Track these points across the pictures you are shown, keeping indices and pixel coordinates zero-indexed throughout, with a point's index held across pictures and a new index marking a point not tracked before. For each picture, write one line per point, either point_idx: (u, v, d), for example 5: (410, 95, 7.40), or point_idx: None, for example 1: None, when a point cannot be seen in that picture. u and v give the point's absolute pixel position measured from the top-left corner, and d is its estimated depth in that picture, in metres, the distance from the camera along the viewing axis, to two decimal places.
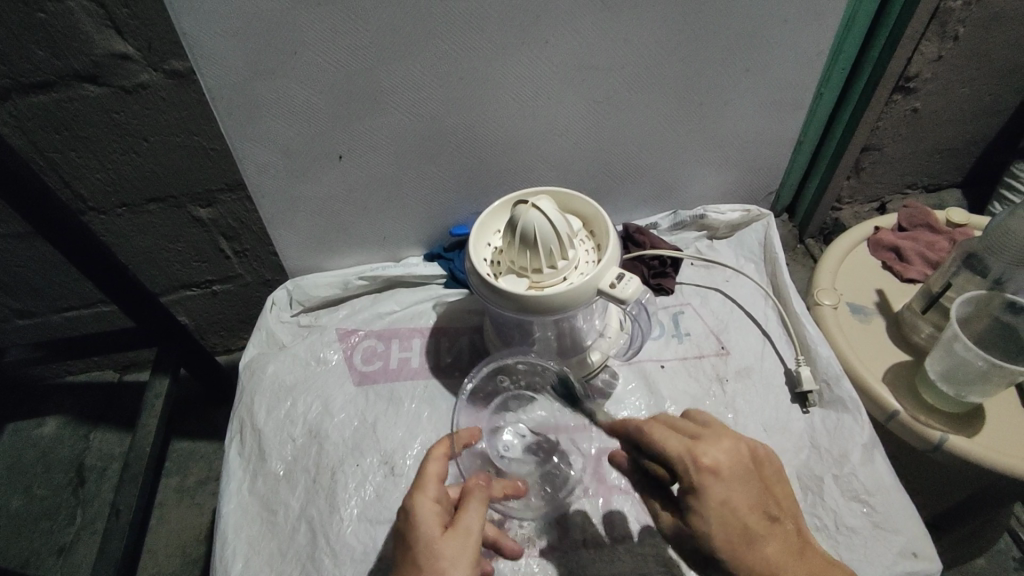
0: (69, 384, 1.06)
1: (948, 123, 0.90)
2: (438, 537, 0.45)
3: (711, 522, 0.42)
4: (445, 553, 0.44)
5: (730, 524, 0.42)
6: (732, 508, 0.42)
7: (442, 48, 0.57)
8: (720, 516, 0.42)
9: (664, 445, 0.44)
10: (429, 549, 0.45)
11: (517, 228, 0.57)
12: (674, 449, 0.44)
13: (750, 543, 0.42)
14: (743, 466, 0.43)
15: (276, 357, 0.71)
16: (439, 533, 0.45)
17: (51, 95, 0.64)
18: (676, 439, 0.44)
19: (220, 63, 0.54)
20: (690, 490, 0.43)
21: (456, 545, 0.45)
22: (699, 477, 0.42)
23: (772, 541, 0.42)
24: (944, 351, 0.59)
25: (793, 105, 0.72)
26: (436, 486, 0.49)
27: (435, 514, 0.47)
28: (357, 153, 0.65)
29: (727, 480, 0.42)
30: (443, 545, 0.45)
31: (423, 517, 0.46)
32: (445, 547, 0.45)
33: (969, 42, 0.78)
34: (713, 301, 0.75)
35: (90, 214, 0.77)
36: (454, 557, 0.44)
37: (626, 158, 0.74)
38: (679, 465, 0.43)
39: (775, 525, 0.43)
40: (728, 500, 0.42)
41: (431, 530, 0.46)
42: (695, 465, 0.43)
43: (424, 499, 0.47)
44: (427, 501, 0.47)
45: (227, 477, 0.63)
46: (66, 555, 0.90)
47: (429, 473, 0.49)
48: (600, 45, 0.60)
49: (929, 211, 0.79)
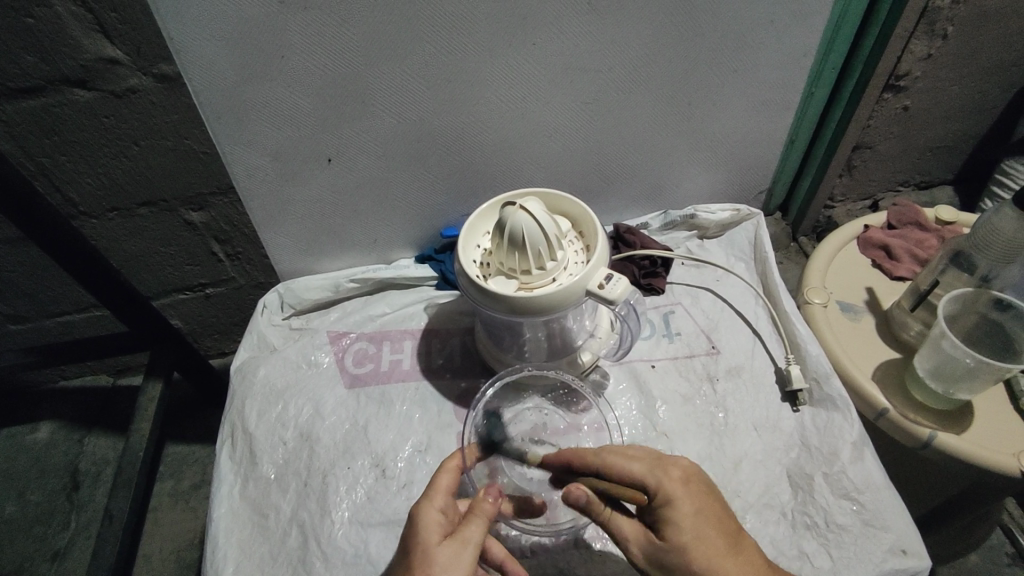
0: (63, 388, 1.06)
1: (938, 121, 0.90)
2: (437, 543, 0.46)
3: (686, 534, 0.44)
4: (440, 559, 0.45)
5: (703, 539, 0.44)
6: (703, 519, 0.45)
7: (430, 51, 0.57)
8: (695, 525, 0.45)
9: (628, 464, 0.48)
10: (425, 553, 0.45)
11: (505, 230, 0.57)
12: (641, 467, 0.48)
13: (723, 557, 0.44)
14: (704, 481, 0.48)
15: (267, 360, 0.71)
16: (438, 540, 0.46)
17: (40, 100, 0.64)
18: (642, 459, 0.49)
19: (207, 67, 0.54)
20: (661, 503, 0.46)
21: (453, 551, 0.45)
22: (672, 485, 0.46)
23: (741, 560, 0.44)
24: (932, 349, 0.59)
25: (782, 104, 0.72)
26: (443, 498, 0.50)
27: (437, 521, 0.47)
28: (346, 156, 0.65)
29: (694, 490, 0.46)
30: (438, 552, 0.45)
31: (424, 524, 0.47)
32: (441, 554, 0.45)
33: (957, 40, 0.78)
34: (704, 301, 0.75)
35: (81, 219, 0.77)
36: (448, 564, 0.45)
37: (617, 159, 0.74)
38: (649, 480, 0.47)
39: (740, 542, 0.45)
40: (699, 509, 0.45)
41: (431, 536, 0.46)
42: (664, 475, 0.47)
43: (429, 507, 0.48)
44: (432, 510, 0.48)
45: (218, 481, 0.63)
46: (60, 560, 0.90)
47: (440, 485, 0.51)
48: (588, 46, 0.60)
49: (918, 209, 0.79)
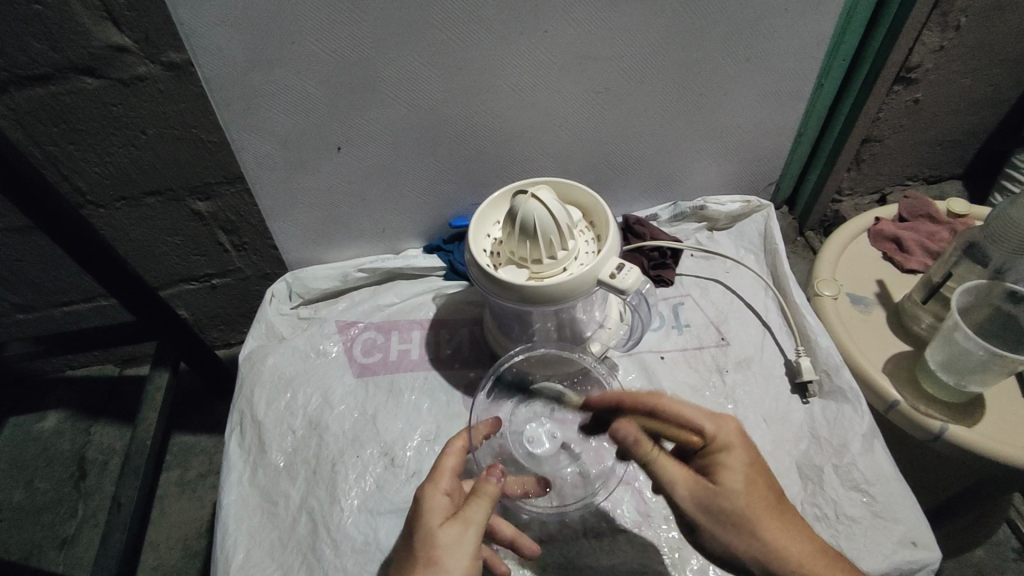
0: (70, 378, 1.07)
1: (949, 114, 0.90)
2: (439, 525, 0.46)
3: (741, 483, 0.46)
4: (442, 540, 0.45)
5: (754, 490, 0.46)
6: (755, 473, 0.47)
7: (441, 39, 0.57)
8: (748, 475, 0.46)
9: (686, 411, 0.49)
10: (428, 535, 0.45)
11: (517, 219, 0.57)
12: (700, 416, 0.49)
13: (771, 514, 0.46)
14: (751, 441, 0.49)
15: (276, 349, 0.71)
16: (440, 522, 0.46)
17: (48, 88, 0.63)
18: (698, 410, 0.49)
19: (218, 54, 0.54)
20: (720, 452, 0.47)
21: (455, 532, 0.45)
22: (728, 438, 0.48)
23: (784, 519, 0.46)
24: (944, 340, 0.58)
25: (794, 95, 0.72)
26: (449, 480, 0.50)
27: (441, 505, 0.47)
28: (355, 144, 0.65)
29: (746, 443, 0.48)
30: (440, 532, 0.45)
31: (429, 508, 0.47)
32: (443, 535, 0.45)
33: (971, 32, 0.77)
34: (713, 293, 0.75)
35: (89, 208, 0.76)
36: (451, 546, 0.45)
37: (626, 150, 0.73)
38: (707, 429, 0.48)
39: (783, 505, 0.47)
40: (752, 465, 0.47)
41: (433, 519, 0.46)
42: (722, 427, 0.48)
43: (434, 490, 0.49)
44: (437, 493, 0.48)
45: (227, 468, 0.63)
46: (68, 548, 0.90)
47: (445, 467, 0.51)
48: (600, 34, 0.60)
49: (930, 202, 0.79)
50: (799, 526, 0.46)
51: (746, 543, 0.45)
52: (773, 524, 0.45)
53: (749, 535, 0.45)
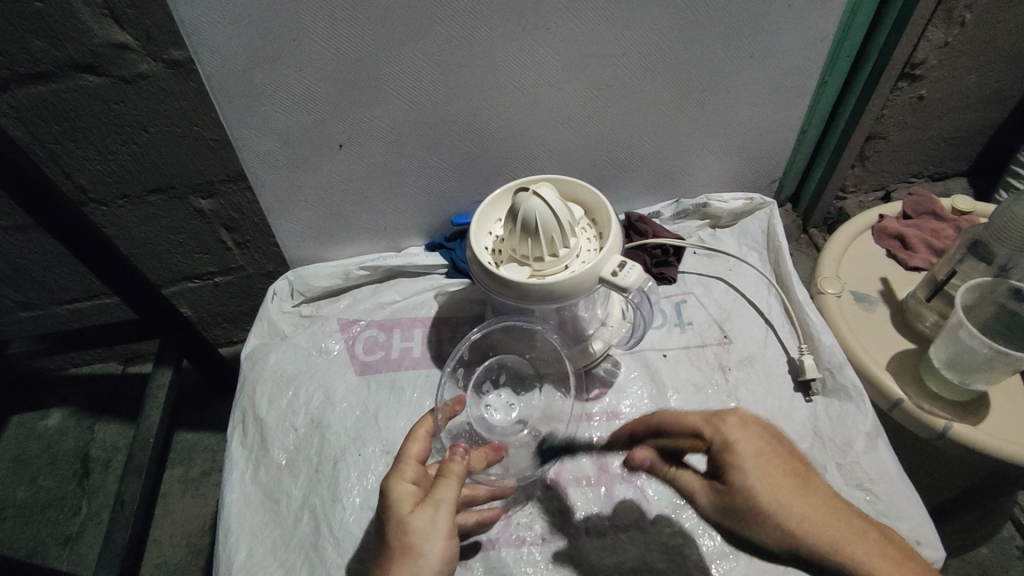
0: (74, 376, 1.07)
1: (954, 111, 0.89)
2: (410, 511, 0.46)
3: (752, 474, 0.46)
4: (415, 526, 0.45)
5: (768, 480, 0.45)
6: (768, 459, 0.46)
7: (442, 35, 0.56)
8: (759, 465, 0.46)
9: (687, 416, 0.50)
10: (401, 522, 0.45)
11: (518, 216, 0.57)
12: (699, 419, 0.49)
13: (791, 496, 0.45)
14: (766, 427, 0.48)
15: (278, 347, 0.71)
16: (410, 508, 0.46)
17: (50, 85, 0.63)
18: (698, 412, 0.50)
19: (218, 51, 0.54)
20: (724, 450, 0.47)
21: (427, 515, 0.45)
22: (730, 431, 0.47)
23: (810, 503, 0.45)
24: (949, 338, 0.58)
25: (797, 91, 0.71)
26: (414, 466, 0.50)
27: (409, 491, 0.47)
28: (357, 141, 0.64)
29: (755, 435, 0.47)
30: (412, 518, 0.45)
31: (398, 495, 0.47)
32: (414, 520, 0.45)
33: (977, 27, 0.76)
34: (715, 291, 0.75)
35: (91, 206, 0.77)
36: (424, 529, 0.45)
37: (628, 148, 0.73)
38: (706, 430, 0.48)
39: (809, 480, 0.46)
40: (762, 452, 0.46)
41: (404, 506, 0.46)
42: (721, 425, 0.48)
43: (399, 478, 0.48)
44: (404, 480, 0.48)
45: (230, 466, 0.63)
46: (72, 545, 0.91)
47: (409, 454, 0.51)
48: (602, 31, 0.59)
49: (934, 199, 0.78)
50: (824, 495, 0.46)
51: (773, 536, 0.45)
52: (795, 504, 0.45)
53: (771, 526, 0.45)
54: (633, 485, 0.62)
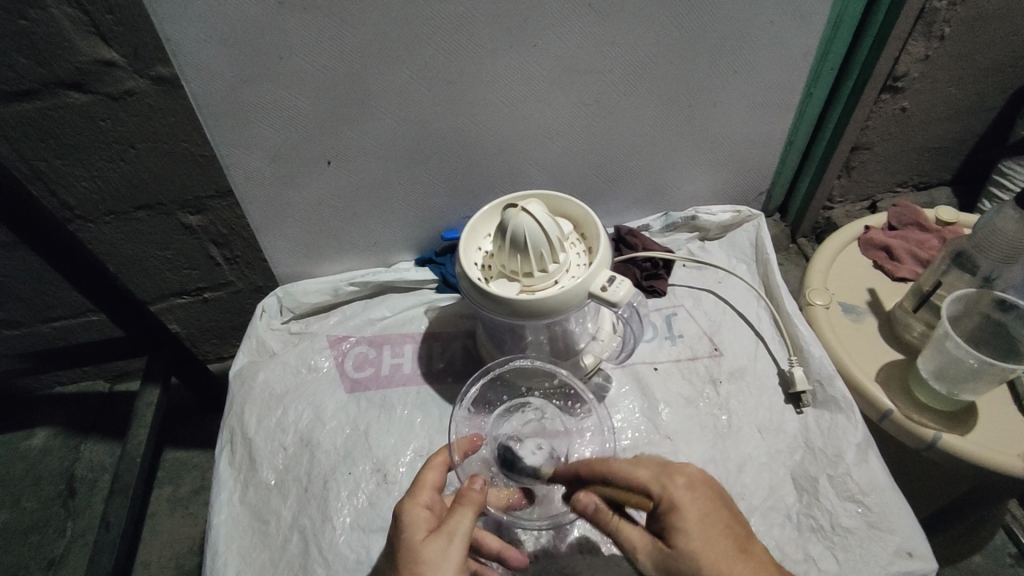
0: (60, 395, 1.05)
1: (937, 122, 0.90)
2: (422, 541, 0.45)
3: (696, 539, 0.42)
4: (426, 555, 0.44)
5: (714, 547, 0.42)
6: (711, 522, 0.43)
7: (430, 52, 0.57)
8: (703, 528, 0.43)
9: (632, 471, 0.47)
10: (412, 550, 0.44)
11: (507, 232, 0.57)
12: (644, 475, 0.46)
13: (733, 563, 0.41)
14: (711, 486, 0.46)
15: (267, 365, 0.70)
16: (423, 537, 0.45)
17: (35, 103, 0.63)
18: (646, 466, 0.47)
19: (205, 69, 0.54)
20: (667, 512, 0.44)
21: (439, 547, 0.44)
22: (678, 492, 0.44)
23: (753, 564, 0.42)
24: (935, 349, 0.59)
25: (782, 105, 0.72)
26: (429, 492, 0.49)
27: (422, 518, 0.47)
28: (346, 158, 0.64)
29: (701, 498, 0.45)
30: (424, 549, 0.44)
31: (410, 521, 0.46)
32: (426, 551, 0.44)
33: (956, 40, 0.78)
34: (705, 303, 0.75)
35: (76, 223, 0.76)
36: (435, 560, 0.44)
37: (617, 162, 0.74)
38: (654, 488, 0.45)
39: (750, 547, 0.43)
40: (707, 516, 0.44)
41: (416, 532, 0.46)
42: (669, 484, 0.45)
43: (414, 503, 0.48)
44: (417, 505, 0.48)
45: (217, 487, 0.62)
46: (56, 568, 0.89)
47: (426, 481, 0.50)
48: (589, 48, 0.60)
49: (918, 210, 0.79)
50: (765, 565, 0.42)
51: None
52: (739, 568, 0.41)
53: None
54: None
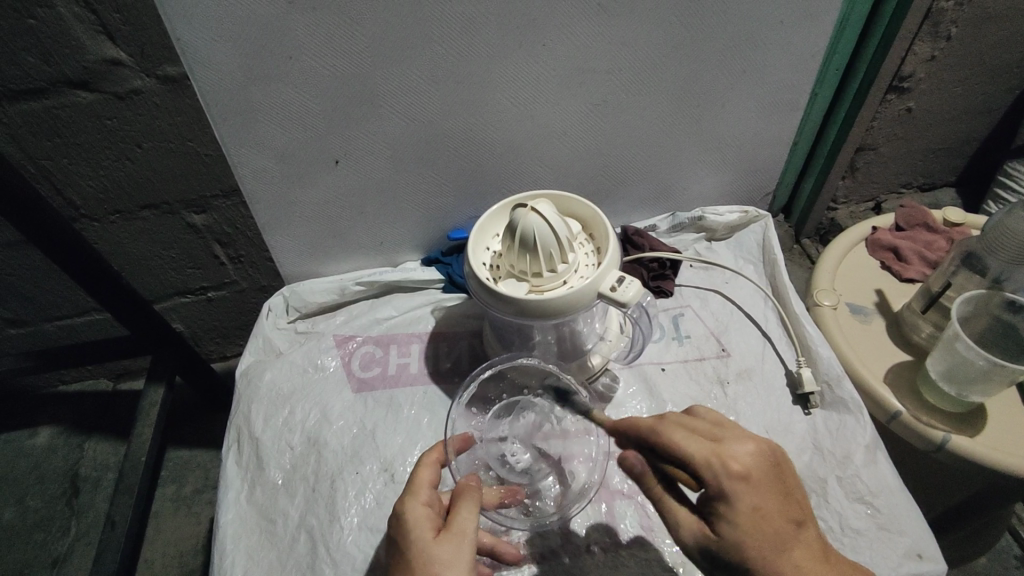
0: (64, 393, 1.05)
1: (944, 123, 0.90)
2: (432, 541, 0.45)
3: (742, 533, 0.41)
4: (440, 557, 0.43)
5: (765, 537, 0.40)
6: (763, 513, 0.41)
7: (439, 51, 0.57)
8: (756, 524, 0.40)
9: (683, 447, 0.42)
10: (423, 551, 0.44)
11: (516, 232, 0.57)
12: (697, 453, 0.42)
13: (784, 555, 0.40)
14: (766, 472, 0.42)
15: (273, 365, 0.70)
16: (431, 537, 0.45)
17: (41, 102, 0.63)
18: (698, 443, 0.42)
19: (214, 69, 0.54)
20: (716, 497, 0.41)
21: (450, 546, 0.44)
22: (730, 484, 0.41)
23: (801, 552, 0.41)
24: (946, 350, 0.58)
25: (789, 105, 0.72)
26: (427, 490, 0.49)
27: (427, 516, 0.46)
28: (353, 157, 0.64)
29: (754, 487, 0.41)
30: (435, 549, 0.44)
31: (416, 521, 0.46)
32: (438, 550, 0.44)
33: (963, 42, 0.78)
34: (712, 303, 0.75)
35: (82, 221, 0.76)
36: (449, 559, 0.43)
37: (624, 162, 0.73)
38: (705, 473, 0.41)
39: (800, 531, 0.42)
40: (759, 508, 0.41)
41: (424, 533, 0.45)
42: (721, 472, 0.41)
43: (415, 501, 0.48)
44: (418, 504, 0.47)
45: (224, 487, 0.62)
46: (60, 567, 0.89)
47: (423, 478, 0.50)
48: (597, 47, 0.60)
49: (926, 211, 0.79)
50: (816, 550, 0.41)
51: None
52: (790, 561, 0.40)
53: None
54: (634, 502, 0.62)
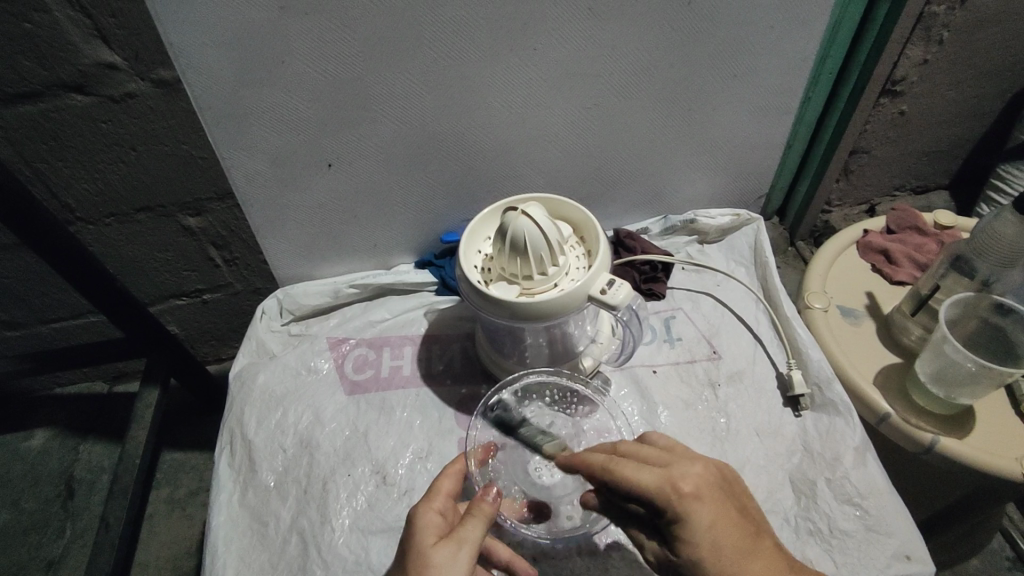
0: (60, 396, 1.06)
1: (935, 126, 0.91)
2: (432, 545, 0.45)
3: (704, 549, 0.42)
4: (435, 561, 0.44)
5: (720, 555, 0.42)
6: (720, 527, 0.42)
7: (431, 56, 0.57)
8: (712, 538, 0.42)
9: (636, 475, 0.45)
10: (421, 554, 0.45)
11: (507, 235, 0.57)
12: (650, 479, 0.44)
13: (743, 563, 0.41)
14: (716, 485, 0.44)
15: (267, 366, 0.71)
16: (433, 543, 0.45)
17: (35, 105, 0.63)
18: (649, 470, 0.44)
19: (207, 73, 0.54)
20: (676, 518, 0.43)
21: (450, 552, 0.44)
22: (685, 502, 0.43)
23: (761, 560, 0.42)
24: (934, 352, 0.59)
25: (781, 109, 0.73)
26: (443, 499, 0.50)
27: (434, 523, 0.47)
28: (345, 160, 0.65)
29: (707, 502, 0.43)
30: (433, 553, 0.44)
31: (421, 525, 0.47)
32: (435, 555, 0.44)
33: (954, 45, 0.78)
34: (704, 306, 0.75)
35: (77, 224, 0.76)
36: (445, 566, 0.44)
37: (617, 165, 0.74)
38: (660, 496, 0.43)
39: (758, 541, 0.43)
40: (716, 521, 0.42)
41: (426, 538, 0.46)
42: (674, 489, 0.43)
43: (427, 508, 0.48)
44: (429, 511, 0.48)
45: (217, 488, 0.62)
46: (55, 569, 0.89)
47: (441, 487, 0.50)
48: (588, 52, 0.60)
49: (917, 213, 0.79)
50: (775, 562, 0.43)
51: None
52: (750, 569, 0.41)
53: None
54: None
